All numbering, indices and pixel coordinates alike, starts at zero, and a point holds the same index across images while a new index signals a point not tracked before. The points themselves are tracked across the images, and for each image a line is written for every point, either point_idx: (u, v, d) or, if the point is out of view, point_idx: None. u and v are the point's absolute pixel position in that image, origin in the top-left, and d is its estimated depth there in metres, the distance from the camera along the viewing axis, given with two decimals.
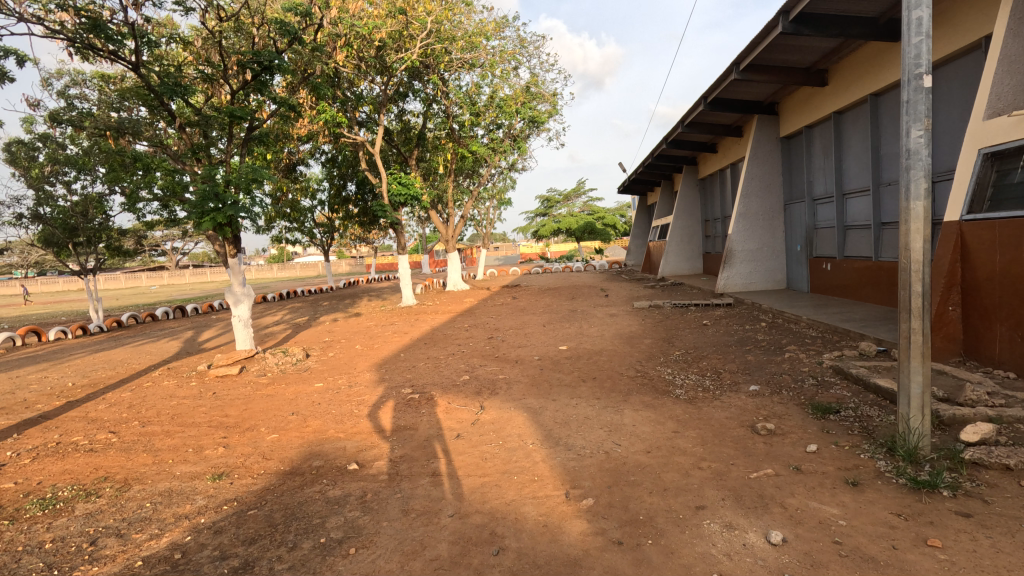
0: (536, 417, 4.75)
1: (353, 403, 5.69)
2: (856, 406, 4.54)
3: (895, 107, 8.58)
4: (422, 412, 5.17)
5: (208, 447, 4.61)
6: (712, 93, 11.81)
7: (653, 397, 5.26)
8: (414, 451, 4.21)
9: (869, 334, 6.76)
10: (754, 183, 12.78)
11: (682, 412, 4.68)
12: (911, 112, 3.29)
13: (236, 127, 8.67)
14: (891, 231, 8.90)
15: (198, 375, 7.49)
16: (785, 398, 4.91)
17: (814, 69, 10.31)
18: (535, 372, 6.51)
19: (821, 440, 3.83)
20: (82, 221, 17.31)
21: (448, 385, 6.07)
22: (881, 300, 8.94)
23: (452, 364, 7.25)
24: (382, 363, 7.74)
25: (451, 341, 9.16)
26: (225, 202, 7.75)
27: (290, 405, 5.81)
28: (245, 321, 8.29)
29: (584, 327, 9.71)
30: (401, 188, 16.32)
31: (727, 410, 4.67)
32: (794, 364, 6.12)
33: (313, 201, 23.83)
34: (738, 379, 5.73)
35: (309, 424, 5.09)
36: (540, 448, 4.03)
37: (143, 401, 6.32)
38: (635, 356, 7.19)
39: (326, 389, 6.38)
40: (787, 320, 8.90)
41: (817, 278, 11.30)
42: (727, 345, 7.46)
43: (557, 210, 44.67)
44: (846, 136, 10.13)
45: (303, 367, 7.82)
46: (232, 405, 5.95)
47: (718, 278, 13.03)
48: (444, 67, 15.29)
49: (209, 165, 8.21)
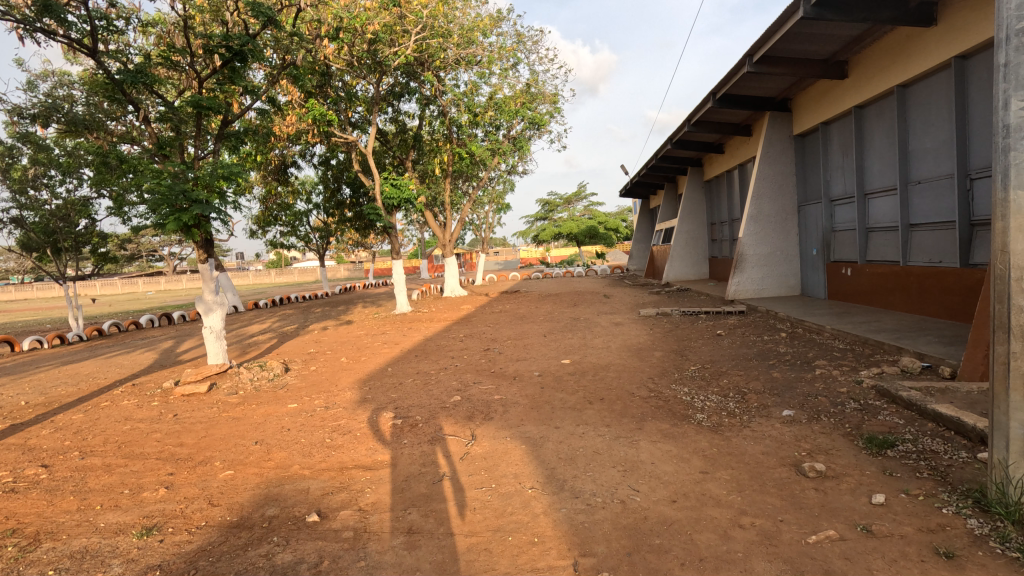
0: (537, 451, 4.03)
1: (327, 429, 4.97)
2: (916, 438, 3.84)
3: (928, 97, 7.89)
4: (404, 442, 4.46)
5: (146, 488, 3.89)
6: (722, 88, 11.16)
7: (670, 424, 4.54)
8: (389, 497, 3.50)
9: (908, 348, 6.05)
10: (767, 183, 12.10)
11: (708, 445, 3.97)
12: (1012, 78, 2.63)
13: (211, 122, 7.91)
14: (921, 233, 8.21)
15: (162, 393, 6.77)
16: (826, 427, 4.20)
17: (833, 61, 9.65)
18: (535, 391, 5.80)
19: (886, 488, 3.10)
20: (64, 225, 16.66)
21: (435, 408, 5.35)
22: (911, 308, 8.26)
23: (443, 381, 6.54)
24: (367, 379, 7.02)
25: (444, 354, 8.44)
26: (194, 201, 7.02)
27: (256, 431, 5.10)
28: (218, 332, 7.55)
29: (588, 338, 9.00)
30: (394, 191, 15.68)
31: (761, 443, 3.96)
32: (828, 383, 5.40)
33: (307, 204, 23.25)
34: (766, 401, 5.01)
35: (271, 458, 4.37)
36: (541, 494, 3.32)
37: (93, 426, 5.59)
38: (646, 372, 6.48)
39: (300, 411, 5.68)
40: (809, 331, 8.19)
41: (836, 284, 10.60)
42: (747, 360, 6.75)
43: (558, 214, 44.07)
44: (868, 132, 9.45)
45: (281, 384, 7.10)
46: (191, 431, 5.23)
47: (728, 284, 12.35)
48: (440, 65, 14.65)
49: (179, 162, 7.48)
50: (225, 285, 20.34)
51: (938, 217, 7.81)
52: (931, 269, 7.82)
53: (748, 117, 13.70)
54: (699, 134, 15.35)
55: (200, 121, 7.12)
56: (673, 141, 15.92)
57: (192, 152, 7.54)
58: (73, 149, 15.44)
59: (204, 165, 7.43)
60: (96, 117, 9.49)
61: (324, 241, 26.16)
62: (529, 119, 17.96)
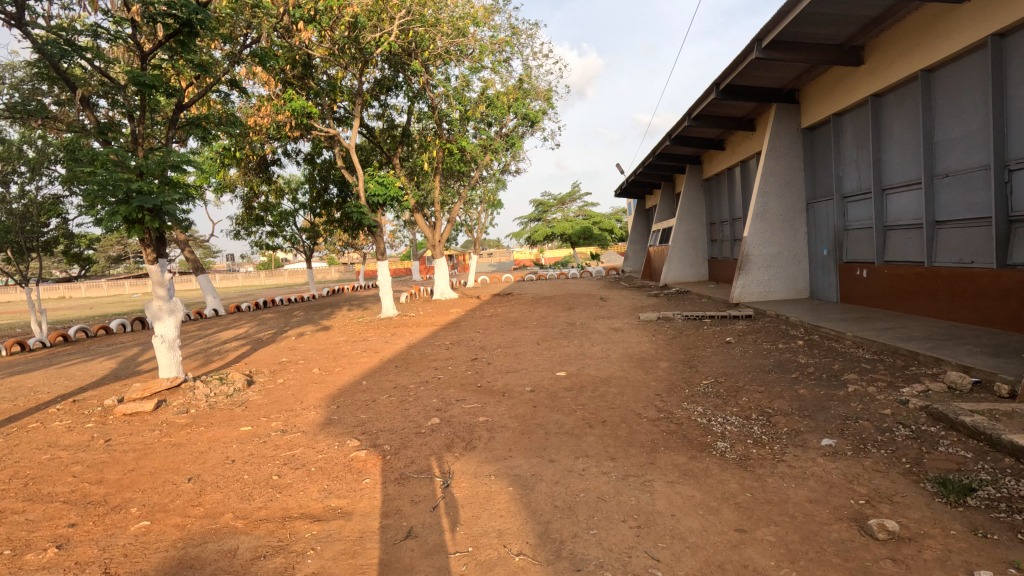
0: (526, 496, 3.25)
1: (277, 461, 4.16)
2: (994, 477, 3.10)
3: (959, 81, 7.20)
4: (364, 482, 3.65)
5: (33, 548, 3.07)
6: (726, 79, 10.49)
7: (687, 458, 3.75)
8: (335, 564, 2.71)
9: (949, 359, 5.34)
10: (774, 179, 11.38)
11: (740, 489, 3.19)
12: None
13: (163, 105, 7.07)
14: (949, 231, 7.52)
15: (101, 413, 5.93)
16: (879, 464, 3.43)
17: (848, 46, 8.95)
18: (526, 412, 5.03)
19: (988, 560, 2.35)
20: (32, 225, 15.75)
21: (409, 434, 4.55)
22: (939, 313, 7.56)
23: (423, 398, 5.75)
24: (337, 395, 6.20)
25: (427, 364, 7.64)
26: (136, 192, 6.18)
27: (193, 463, 4.27)
28: (170, 342, 6.72)
29: (585, 346, 8.22)
30: (379, 187, 14.91)
31: (805, 485, 3.19)
32: (866, 402, 4.65)
33: (292, 203, 22.41)
34: (797, 426, 4.25)
35: (200, 502, 3.54)
36: (532, 564, 2.55)
37: (6, 455, 4.75)
38: (653, 387, 5.71)
39: (252, 437, 4.87)
40: (828, 339, 7.45)
41: (849, 286, 9.90)
42: (765, 372, 5.99)
43: (552, 215, 43.38)
44: (886, 123, 8.76)
45: (240, 400, 6.28)
46: (117, 463, 4.39)
47: (733, 286, 11.64)
48: (429, 58, 13.91)
49: (124, 151, 6.63)
50: (205, 287, 19.42)
51: (970, 213, 7.12)
52: (961, 270, 7.13)
53: (752, 111, 13.00)
54: (699, 129, 14.60)
55: (144, 100, 6.30)
56: (672, 137, 15.19)
57: (132, 135, 6.66)
58: (40, 144, 14.55)
59: (150, 151, 6.61)
60: (48, 104, 8.65)
61: (311, 243, 25.30)
62: (521, 115, 17.22)
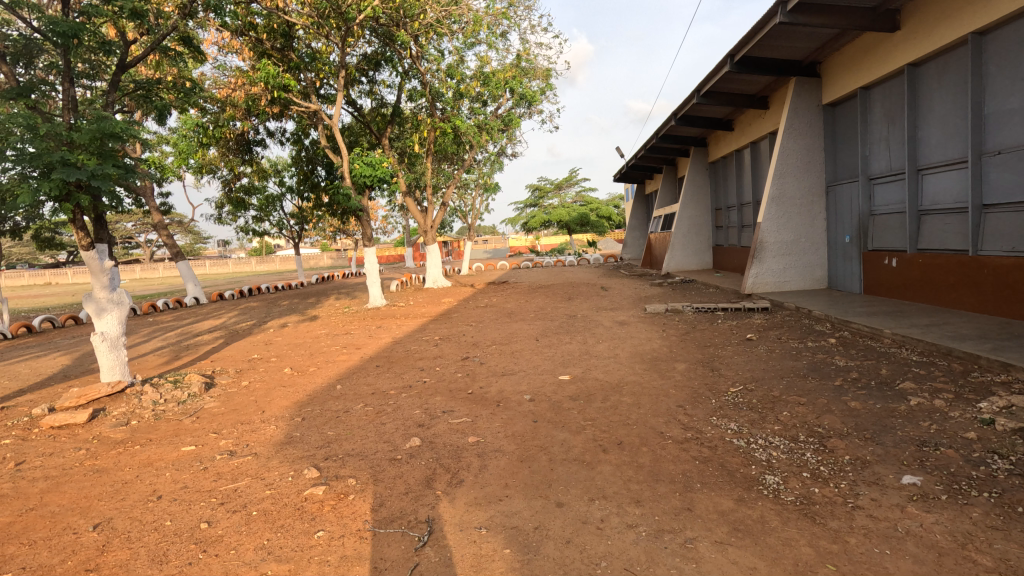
0: (528, 566, 2.41)
1: (211, 500, 3.29)
2: None
3: (1017, 44, 6.33)
4: (316, 535, 2.80)
5: None
6: (743, 50, 9.55)
7: (733, 503, 2.91)
8: None
9: (1021, 366, 4.53)
10: (791, 159, 10.50)
11: (816, 558, 2.36)
12: None
13: (96, 61, 6.14)
14: (997, 216, 6.70)
15: (25, 425, 5.03)
16: (991, 517, 2.60)
17: (882, 9, 8.03)
18: (525, 430, 4.19)
19: None
20: None
21: (381, 461, 3.70)
22: (985, 308, 6.79)
23: (404, 409, 4.89)
24: (305, 403, 5.34)
25: (412, 364, 6.79)
26: (57, 161, 5.27)
27: (110, 501, 3.40)
28: (112, 341, 5.83)
29: (589, 343, 7.36)
30: (367, 168, 13.80)
31: (904, 553, 2.36)
32: (937, 421, 3.82)
33: (278, 185, 21.37)
34: (862, 455, 3.42)
35: (96, 565, 2.67)
36: None
37: None
38: (673, 397, 4.88)
39: (191, 461, 4.00)
40: (862, 337, 6.63)
41: (874, 277, 9.12)
42: (801, 379, 5.17)
43: (549, 201, 42.40)
44: (924, 96, 7.89)
45: (192, 409, 5.41)
46: (17, 499, 3.52)
47: (745, 276, 10.84)
48: (419, 28, 12.82)
49: (51, 116, 5.71)
50: (185, 274, 18.40)
51: None
52: (1014, 260, 6.32)
53: (766, 87, 12.07)
54: (707, 107, 13.66)
55: (68, 53, 5.38)
56: (677, 117, 14.25)
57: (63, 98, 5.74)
58: None
59: (84, 120, 5.70)
60: None
61: (299, 228, 24.30)
62: (519, 94, 16.16)
